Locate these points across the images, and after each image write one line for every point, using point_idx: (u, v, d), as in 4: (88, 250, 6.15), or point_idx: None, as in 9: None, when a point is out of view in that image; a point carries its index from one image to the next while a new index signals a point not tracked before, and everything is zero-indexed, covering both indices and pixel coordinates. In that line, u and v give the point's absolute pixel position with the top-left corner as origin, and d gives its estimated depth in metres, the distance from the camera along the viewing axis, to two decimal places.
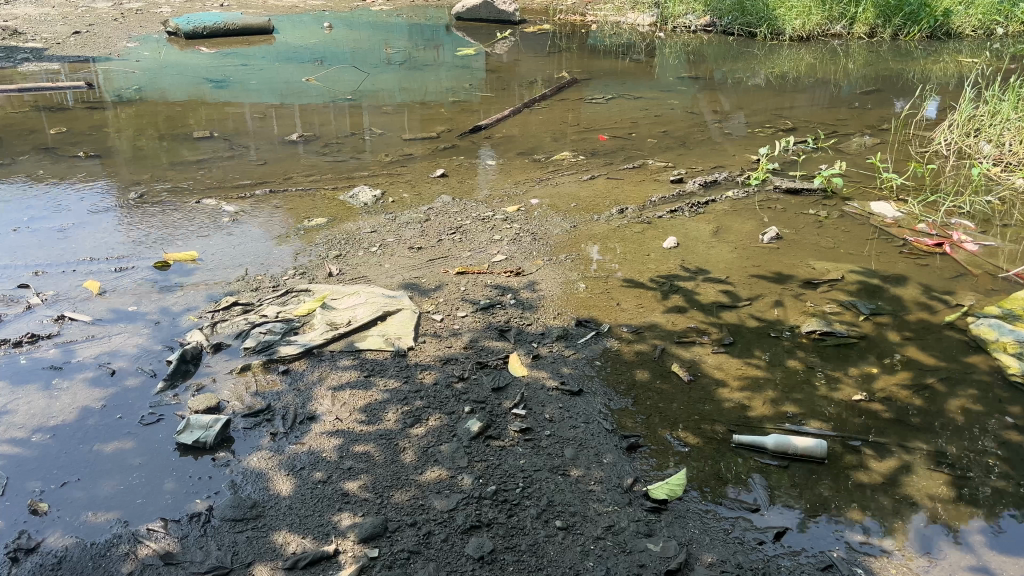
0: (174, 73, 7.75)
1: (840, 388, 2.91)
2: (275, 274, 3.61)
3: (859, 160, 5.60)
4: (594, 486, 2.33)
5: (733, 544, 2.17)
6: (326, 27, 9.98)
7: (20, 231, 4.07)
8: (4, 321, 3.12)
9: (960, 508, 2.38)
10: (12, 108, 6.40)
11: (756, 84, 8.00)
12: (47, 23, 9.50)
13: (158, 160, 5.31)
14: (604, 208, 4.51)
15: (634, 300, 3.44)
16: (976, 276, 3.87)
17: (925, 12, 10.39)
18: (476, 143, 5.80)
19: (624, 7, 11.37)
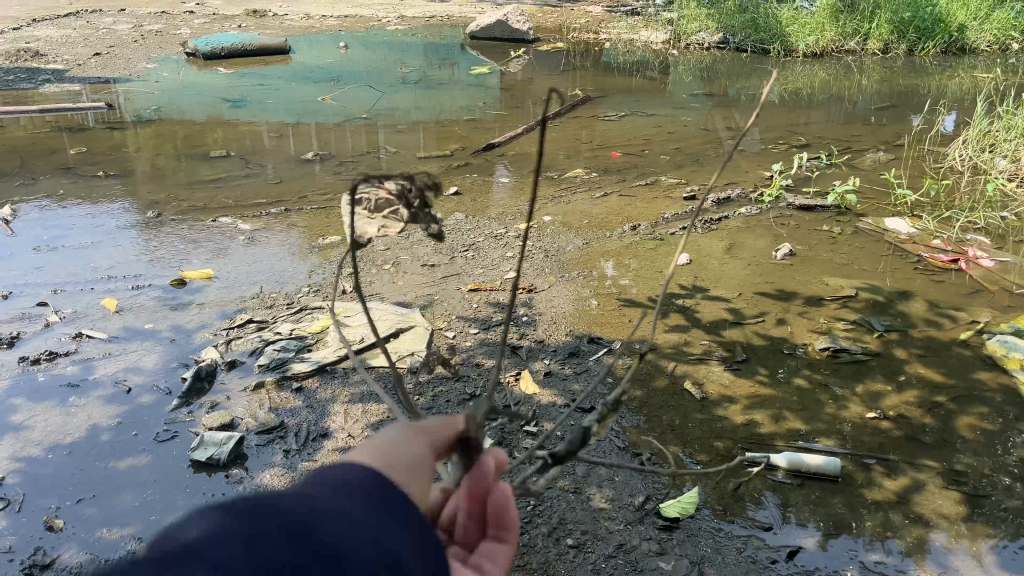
0: (193, 93, 7.86)
1: (853, 405, 2.89)
2: (290, 292, 3.64)
3: (873, 176, 5.58)
4: (605, 504, 2.33)
5: (746, 564, 2.16)
6: (342, 46, 10.10)
7: (41, 249, 4.13)
8: (23, 338, 3.17)
9: (976, 528, 2.36)
10: (34, 128, 6.51)
11: (770, 101, 8.00)
12: (69, 45, 9.68)
13: (177, 179, 5.37)
14: (617, 224, 4.53)
15: (646, 317, 3.44)
16: (992, 292, 3.85)
17: (939, 28, 10.40)
18: (491, 160, 5.84)
19: (637, 26, 11.45)
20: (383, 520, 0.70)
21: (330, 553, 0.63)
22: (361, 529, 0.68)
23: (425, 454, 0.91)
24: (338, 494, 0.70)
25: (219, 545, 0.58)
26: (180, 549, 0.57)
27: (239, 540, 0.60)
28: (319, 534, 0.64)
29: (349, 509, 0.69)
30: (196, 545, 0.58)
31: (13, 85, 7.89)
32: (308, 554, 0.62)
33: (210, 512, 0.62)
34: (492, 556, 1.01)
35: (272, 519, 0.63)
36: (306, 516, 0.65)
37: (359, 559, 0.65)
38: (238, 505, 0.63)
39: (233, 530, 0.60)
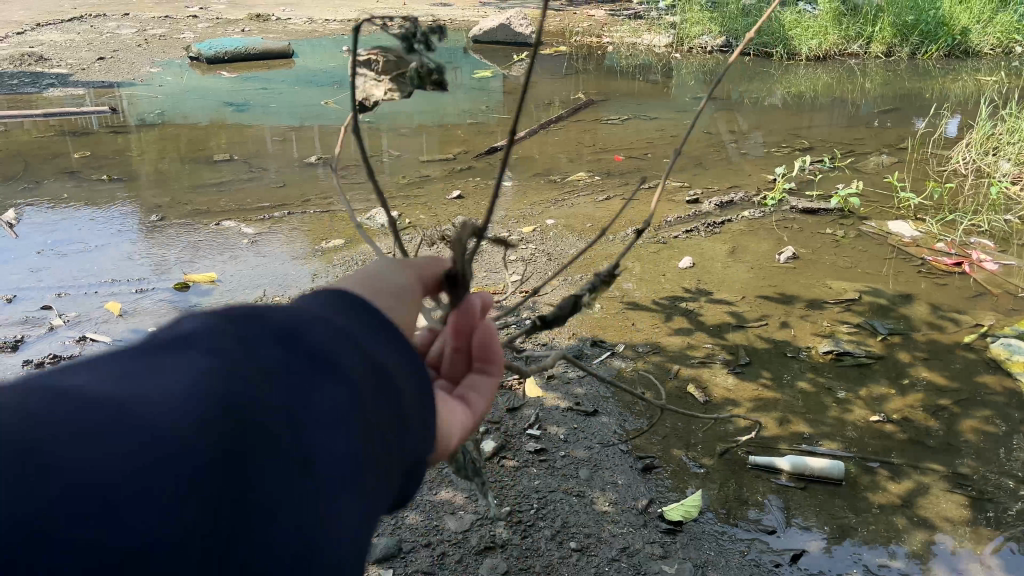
0: (196, 97, 7.88)
1: (856, 409, 2.89)
2: (293, 295, 3.64)
3: (876, 179, 5.58)
4: (608, 507, 2.33)
5: (749, 567, 2.16)
6: (345, 50, 10.12)
7: (45, 253, 4.14)
8: (28, 342, 3.18)
9: (980, 532, 2.36)
10: (37, 133, 6.53)
11: (773, 104, 8.00)
12: (72, 49, 9.70)
13: (180, 183, 5.38)
14: (620, 228, 4.53)
15: (649, 321, 3.44)
16: (996, 295, 3.85)
17: (942, 31, 10.40)
18: (493, 164, 5.84)
19: (639, 30, 11.45)
20: (370, 329, 0.78)
21: (316, 348, 0.71)
22: (345, 332, 0.75)
23: (411, 284, 0.97)
24: (327, 307, 0.78)
25: (210, 336, 0.66)
26: (179, 336, 0.66)
27: (231, 336, 0.67)
28: (304, 332, 0.72)
29: (337, 319, 0.76)
30: (192, 335, 0.66)
31: (17, 89, 7.91)
32: (294, 347, 0.70)
33: (208, 314, 0.70)
34: (477, 388, 1.06)
35: (261, 322, 0.71)
36: (294, 321, 0.73)
37: (344, 355, 0.72)
38: (232, 312, 0.71)
39: (223, 328, 0.68)
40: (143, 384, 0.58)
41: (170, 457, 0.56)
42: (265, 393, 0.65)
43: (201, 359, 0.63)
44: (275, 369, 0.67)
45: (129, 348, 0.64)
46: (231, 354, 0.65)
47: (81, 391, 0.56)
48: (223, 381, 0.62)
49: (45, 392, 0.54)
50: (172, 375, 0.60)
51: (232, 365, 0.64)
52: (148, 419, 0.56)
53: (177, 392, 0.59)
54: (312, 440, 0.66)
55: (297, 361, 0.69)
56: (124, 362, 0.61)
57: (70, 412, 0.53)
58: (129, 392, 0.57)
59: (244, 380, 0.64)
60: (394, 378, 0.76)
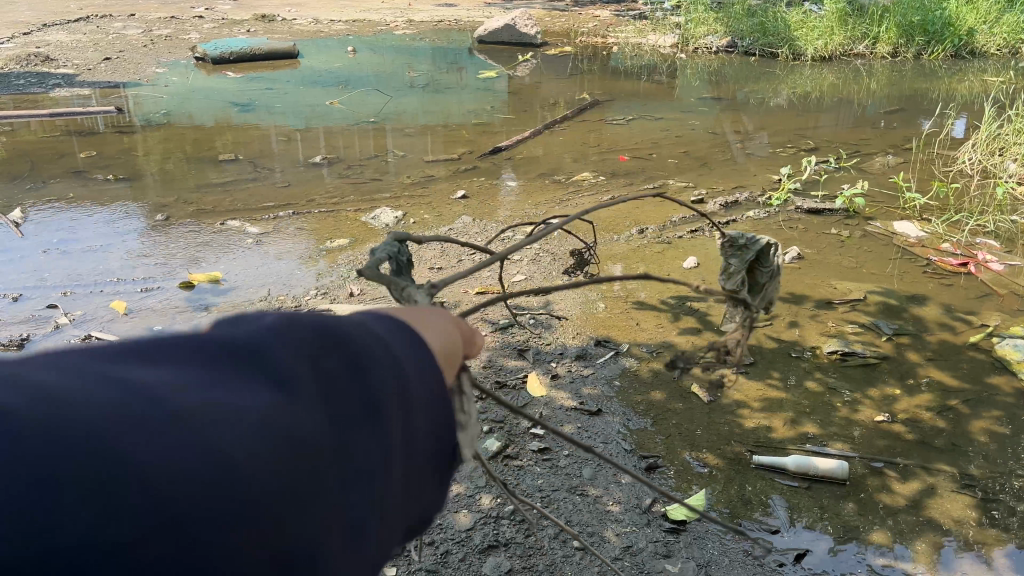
0: (202, 97, 7.89)
1: (862, 409, 2.88)
2: (297, 295, 3.65)
3: (882, 180, 5.56)
4: (612, 507, 2.32)
5: (752, 567, 2.16)
6: (350, 51, 10.14)
7: (50, 252, 4.15)
8: (33, 340, 3.20)
9: (988, 533, 2.35)
10: (43, 133, 6.54)
11: (779, 105, 7.97)
12: (78, 49, 9.72)
13: (186, 182, 5.39)
14: (625, 228, 4.52)
15: (653, 321, 3.43)
16: (1002, 295, 3.84)
17: (949, 32, 10.35)
18: (498, 164, 5.84)
19: (644, 30, 11.45)
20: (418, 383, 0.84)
21: (367, 394, 0.77)
22: (397, 379, 0.81)
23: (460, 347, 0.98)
24: (387, 343, 0.83)
25: (283, 362, 0.72)
26: (256, 354, 0.71)
27: (305, 361, 0.74)
28: (366, 375, 0.78)
29: (398, 366, 0.82)
30: (270, 360, 0.72)
31: (22, 89, 7.93)
32: (350, 391, 0.76)
33: (286, 332, 0.75)
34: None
35: (331, 354, 0.76)
36: (359, 355, 0.79)
37: (388, 409, 0.79)
38: (310, 329, 0.77)
39: (296, 354, 0.74)
40: (228, 406, 0.64)
41: (240, 486, 0.62)
42: (320, 434, 0.71)
43: (273, 392, 0.69)
44: (329, 414, 0.73)
45: (215, 353, 0.70)
46: (298, 388, 0.71)
47: (169, 396, 0.62)
48: (289, 417, 0.69)
49: (145, 399, 0.60)
50: (250, 400, 0.66)
51: (297, 401, 0.70)
52: (224, 438, 0.62)
53: (253, 419, 0.65)
54: (342, 488, 0.73)
55: (345, 409, 0.75)
56: (210, 374, 0.66)
57: (161, 426, 0.59)
58: (216, 410, 0.63)
59: (307, 419, 0.70)
60: (419, 438, 0.83)
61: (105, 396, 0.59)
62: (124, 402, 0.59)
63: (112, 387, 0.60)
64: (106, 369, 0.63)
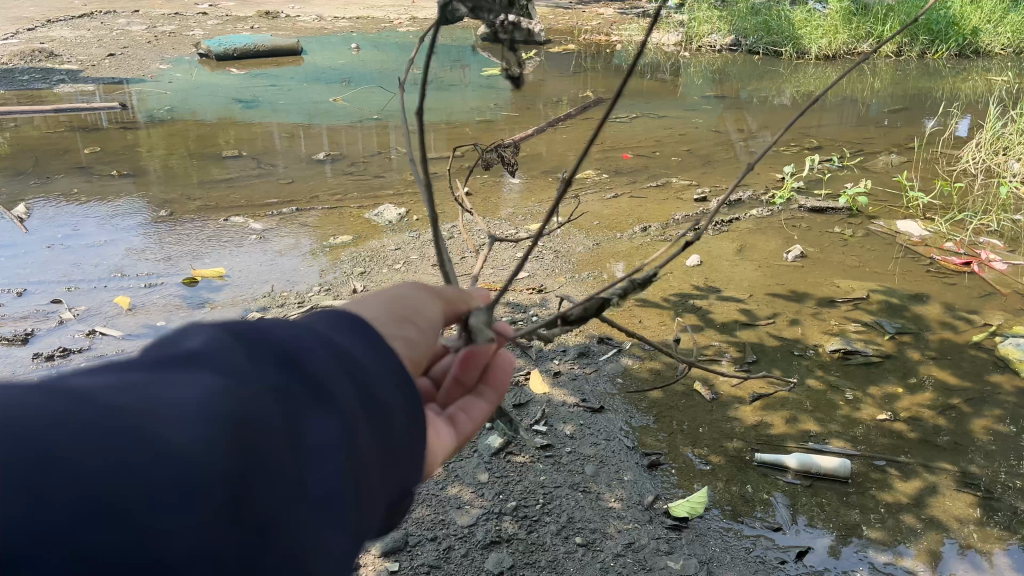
0: (206, 94, 7.91)
1: (864, 407, 2.88)
2: (301, 290, 3.66)
3: (885, 179, 5.56)
4: (614, 504, 2.33)
5: (754, 565, 2.17)
6: (354, 48, 10.15)
7: (54, 247, 4.16)
8: (37, 335, 3.20)
9: (989, 531, 2.35)
10: (47, 128, 6.56)
11: (782, 103, 7.97)
12: (82, 45, 9.74)
13: (189, 178, 5.41)
14: (628, 225, 4.53)
15: (656, 318, 3.44)
16: (1005, 294, 3.84)
17: (953, 31, 10.34)
18: (501, 161, 5.85)
19: (648, 28, 11.45)
20: (370, 362, 0.83)
21: (309, 377, 0.74)
22: (339, 361, 0.79)
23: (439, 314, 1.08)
24: (322, 330, 0.81)
25: (216, 357, 0.69)
26: (188, 354, 0.68)
27: (240, 356, 0.71)
28: (305, 361, 0.75)
29: (341, 347, 0.80)
30: (201, 358, 0.68)
31: (26, 85, 7.95)
32: (291, 375, 0.73)
33: (214, 336, 0.72)
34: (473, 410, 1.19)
35: (262, 348, 0.74)
36: (293, 345, 0.76)
37: (340, 389, 0.76)
38: (233, 332, 0.74)
39: (228, 350, 0.71)
40: (163, 397, 0.61)
41: (196, 469, 0.59)
42: (270, 414, 0.68)
43: (211, 379, 0.66)
44: (277, 397, 0.70)
45: (140, 363, 0.66)
46: (241, 376, 0.69)
47: (104, 398, 0.58)
48: (234, 399, 0.65)
49: (72, 401, 0.57)
50: (186, 389, 0.63)
51: (241, 386, 0.67)
52: (174, 430, 0.59)
53: (194, 408, 0.62)
54: (308, 468, 0.69)
55: (295, 392, 0.72)
56: (138, 375, 0.63)
57: (95, 422, 0.56)
58: (149, 402, 0.60)
59: (260, 401, 0.68)
60: (382, 413, 0.81)
61: (28, 403, 0.55)
62: (47, 406, 0.56)
63: (38, 396, 0.56)
64: (32, 386, 0.59)
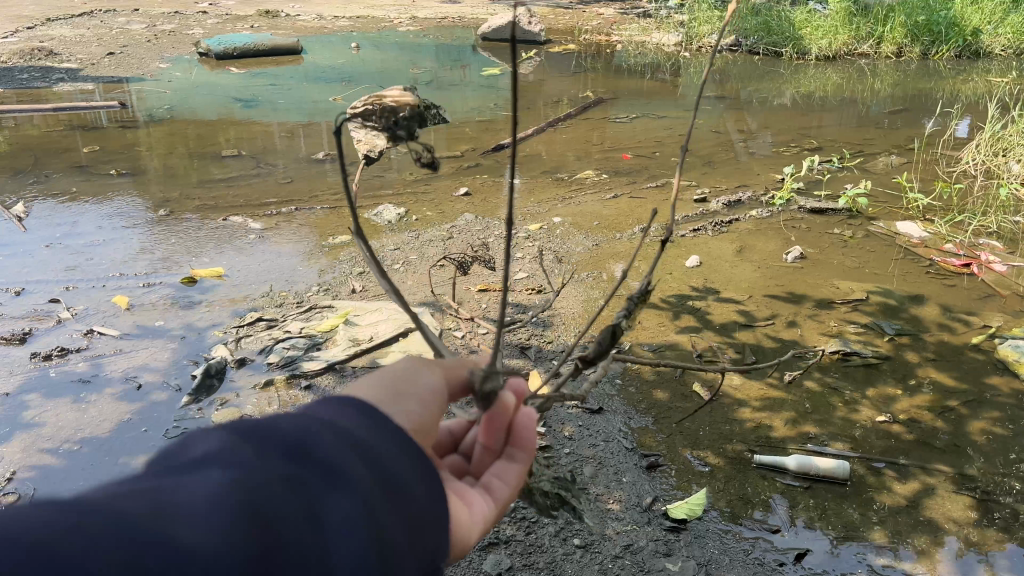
0: (205, 93, 7.90)
1: (862, 409, 2.88)
2: (299, 290, 3.66)
3: (885, 180, 5.56)
4: (613, 505, 2.33)
5: (752, 566, 2.16)
6: (354, 48, 10.14)
7: (52, 247, 4.16)
8: (35, 335, 3.20)
9: (987, 533, 2.35)
10: (47, 127, 6.56)
11: (782, 104, 7.95)
12: (82, 44, 9.73)
13: (188, 178, 5.40)
14: (627, 226, 4.52)
15: (654, 320, 3.44)
16: (1004, 296, 3.83)
17: (954, 32, 10.32)
18: (501, 161, 5.84)
19: (648, 29, 11.44)
20: (383, 438, 0.83)
21: (321, 461, 0.75)
22: (351, 440, 0.79)
23: (442, 387, 1.03)
24: (333, 414, 0.82)
25: (222, 457, 0.71)
26: (194, 461, 0.71)
27: (247, 451, 0.73)
28: (312, 445, 0.77)
29: (348, 426, 0.81)
30: (207, 460, 0.71)
31: (26, 83, 7.94)
32: (302, 463, 0.74)
33: (222, 436, 0.75)
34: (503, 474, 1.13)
35: (269, 441, 0.75)
36: (300, 434, 0.77)
37: (353, 467, 0.77)
38: (240, 430, 0.76)
39: (235, 449, 0.73)
40: (171, 500, 0.63)
41: (206, 563, 0.60)
42: (282, 498, 0.69)
43: (217, 477, 0.68)
44: (288, 483, 0.71)
45: (149, 475, 0.69)
46: (247, 469, 0.70)
47: (112, 501, 0.60)
48: (241, 491, 0.67)
49: (84, 507, 0.58)
50: (193, 489, 0.65)
51: (248, 478, 0.69)
52: (182, 529, 0.61)
53: (202, 505, 0.64)
54: (327, 545, 0.70)
55: (306, 475, 0.73)
56: (147, 484, 0.65)
57: (107, 524, 0.57)
58: (160, 505, 0.62)
59: (269, 490, 0.69)
60: (404, 483, 0.81)
61: (44, 507, 0.57)
62: (62, 513, 0.57)
63: (53, 502, 0.58)
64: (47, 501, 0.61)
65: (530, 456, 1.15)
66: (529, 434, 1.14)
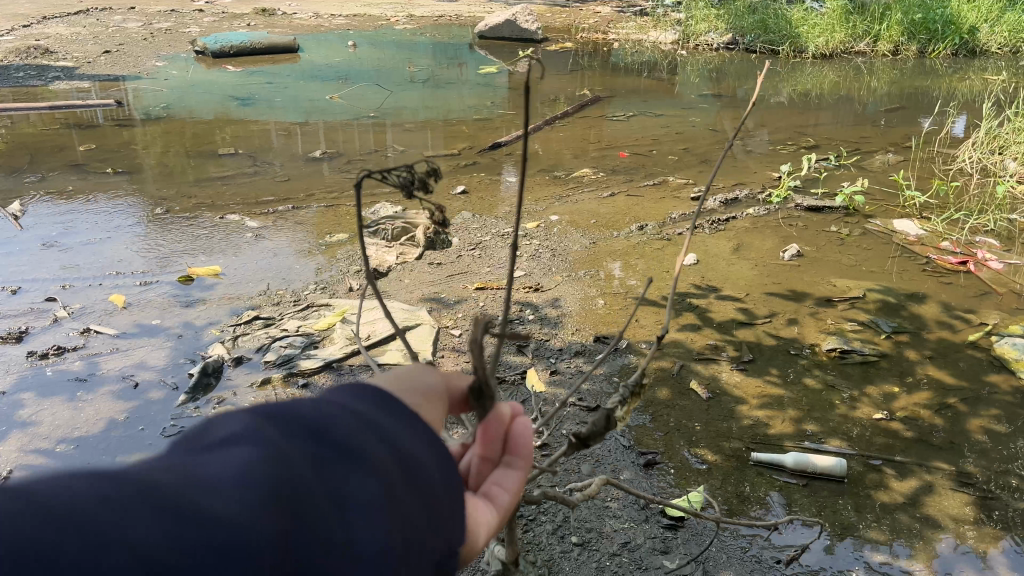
0: (201, 91, 7.89)
1: (861, 407, 2.88)
2: (296, 288, 3.65)
3: (882, 178, 5.56)
4: (611, 503, 2.33)
5: (750, 564, 2.16)
6: (351, 46, 10.13)
7: (48, 245, 4.15)
8: (31, 334, 3.19)
9: (985, 531, 2.35)
10: (42, 125, 6.54)
11: (779, 102, 7.96)
12: (78, 42, 9.71)
13: (185, 176, 5.39)
14: (625, 224, 4.52)
15: (653, 318, 3.43)
16: (1001, 294, 3.84)
17: (950, 30, 10.36)
18: (498, 159, 5.84)
19: (645, 27, 11.44)
20: (402, 420, 0.76)
21: (343, 441, 0.68)
22: (371, 423, 0.72)
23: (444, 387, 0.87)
24: (352, 396, 0.75)
25: (245, 432, 0.64)
26: (215, 438, 0.64)
27: (271, 428, 0.66)
28: (336, 424, 0.69)
29: (367, 406, 0.74)
30: (230, 435, 0.63)
31: (22, 82, 7.93)
32: (326, 442, 0.67)
33: (241, 412, 0.67)
34: (503, 482, 0.95)
35: (291, 419, 0.68)
36: (322, 414, 0.70)
37: (378, 447, 0.70)
38: (261, 406, 0.69)
39: (258, 424, 0.66)
40: (193, 476, 0.57)
41: (236, 540, 0.54)
42: (307, 479, 0.63)
43: (243, 453, 0.61)
44: (312, 463, 0.65)
45: (166, 452, 0.62)
46: (272, 445, 0.63)
47: (136, 477, 0.54)
48: (266, 470, 0.61)
49: (106, 480, 0.52)
50: (216, 465, 0.59)
51: (274, 455, 0.62)
52: (209, 506, 0.55)
53: (230, 481, 0.58)
54: (352, 530, 0.64)
55: (329, 455, 0.66)
56: (166, 462, 0.59)
57: (134, 500, 0.51)
58: (185, 481, 0.55)
59: (295, 469, 0.63)
60: (424, 468, 0.74)
61: (64, 481, 0.51)
62: (88, 484, 0.51)
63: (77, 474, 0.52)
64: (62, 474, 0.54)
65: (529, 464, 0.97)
66: (528, 437, 0.98)
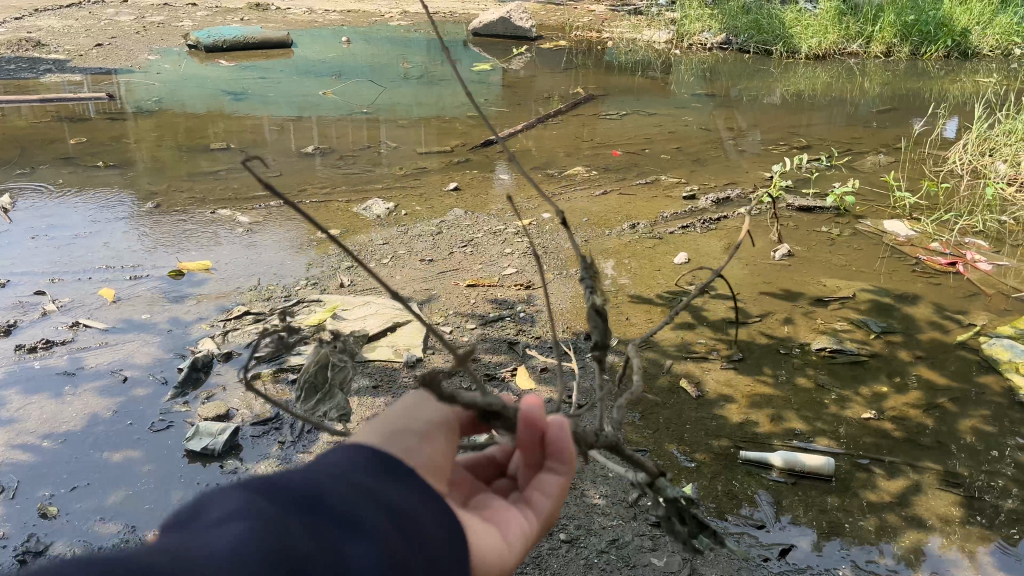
0: (194, 85, 7.85)
1: (850, 406, 2.90)
2: (287, 284, 3.64)
3: (873, 179, 5.58)
4: (599, 501, 2.33)
5: (737, 561, 2.17)
6: (345, 42, 10.10)
7: (37, 238, 4.13)
8: (19, 327, 3.18)
9: (972, 531, 2.37)
10: (33, 118, 6.50)
11: (772, 102, 7.98)
12: (69, 35, 9.65)
13: (177, 171, 5.36)
14: (616, 223, 4.52)
15: (643, 316, 3.44)
16: (990, 295, 3.87)
17: (942, 32, 10.38)
18: (491, 157, 5.83)
19: (639, 26, 11.45)
20: (392, 485, 0.79)
21: (338, 511, 0.71)
22: (365, 492, 0.75)
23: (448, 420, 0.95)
24: (341, 471, 0.78)
25: (240, 508, 0.67)
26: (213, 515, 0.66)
27: (266, 503, 0.68)
28: (328, 497, 0.72)
29: (356, 477, 0.77)
30: (226, 512, 0.66)
31: (13, 74, 7.87)
32: (319, 512, 0.70)
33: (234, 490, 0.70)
34: (543, 488, 1.00)
35: (283, 493, 0.71)
36: (311, 488, 0.73)
37: (369, 514, 0.73)
38: (251, 485, 0.71)
39: (253, 500, 0.68)
40: (193, 553, 0.59)
41: None
42: (305, 543, 0.66)
43: (239, 526, 0.64)
44: (309, 529, 0.67)
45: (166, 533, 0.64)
46: (267, 517, 0.66)
47: (139, 557, 0.56)
48: (264, 540, 0.63)
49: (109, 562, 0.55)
50: (213, 541, 0.61)
51: (269, 526, 0.65)
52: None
53: (227, 553, 0.60)
54: None
55: (324, 522, 0.69)
56: (165, 541, 0.61)
57: None
58: (184, 557, 0.58)
59: (293, 538, 0.65)
60: (418, 525, 0.77)
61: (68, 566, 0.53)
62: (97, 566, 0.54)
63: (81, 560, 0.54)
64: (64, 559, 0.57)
65: (572, 467, 1.00)
66: (566, 439, 0.99)
